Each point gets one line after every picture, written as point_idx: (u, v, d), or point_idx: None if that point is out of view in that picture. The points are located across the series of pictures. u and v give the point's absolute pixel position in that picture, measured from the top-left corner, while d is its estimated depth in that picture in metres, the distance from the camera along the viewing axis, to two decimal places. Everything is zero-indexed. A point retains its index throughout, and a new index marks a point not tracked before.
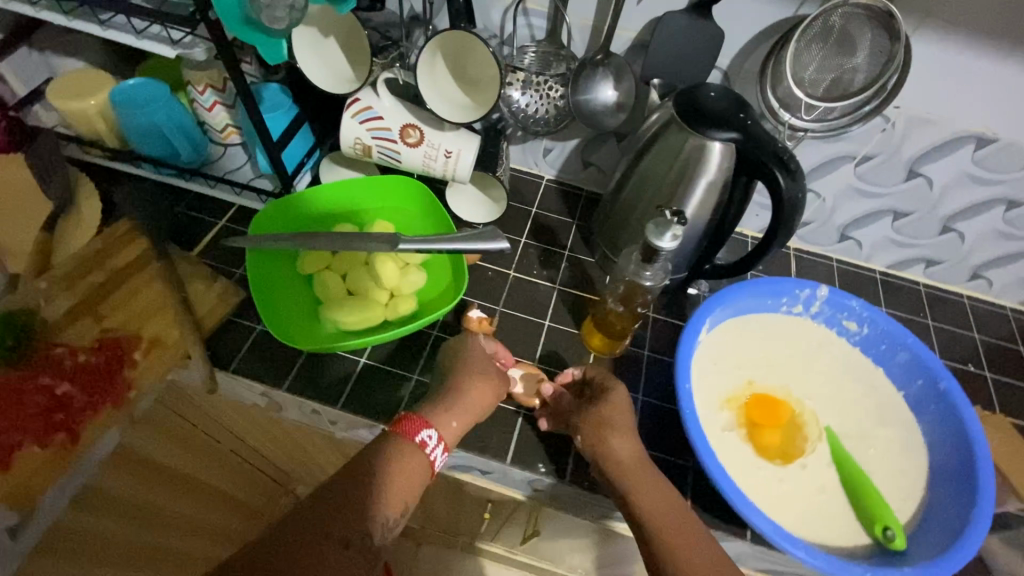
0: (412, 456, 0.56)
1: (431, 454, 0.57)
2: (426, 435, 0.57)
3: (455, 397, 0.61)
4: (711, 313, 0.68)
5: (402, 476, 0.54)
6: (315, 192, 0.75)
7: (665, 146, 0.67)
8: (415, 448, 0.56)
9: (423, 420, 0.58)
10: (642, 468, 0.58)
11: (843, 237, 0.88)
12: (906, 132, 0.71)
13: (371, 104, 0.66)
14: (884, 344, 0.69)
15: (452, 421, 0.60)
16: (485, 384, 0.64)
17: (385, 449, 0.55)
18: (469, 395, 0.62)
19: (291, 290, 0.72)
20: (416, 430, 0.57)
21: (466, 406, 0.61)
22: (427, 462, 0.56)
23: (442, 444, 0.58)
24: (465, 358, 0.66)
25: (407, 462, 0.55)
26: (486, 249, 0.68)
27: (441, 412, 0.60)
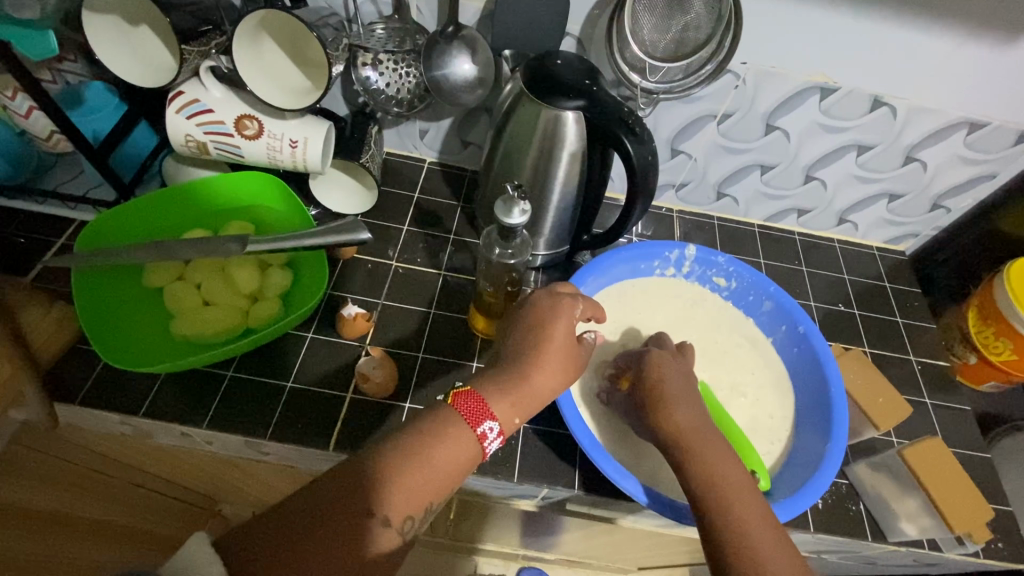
0: (466, 439, 0.50)
1: (488, 445, 0.51)
2: (489, 425, 0.51)
3: (526, 386, 0.54)
4: (584, 283, 0.68)
5: (454, 454, 0.49)
6: (156, 199, 0.69)
7: (522, 118, 0.66)
8: (472, 439, 0.50)
9: (486, 405, 0.52)
10: (703, 438, 0.51)
11: (720, 195, 0.90)
12: (758, 86, 0.73)
13: (198, 96, 0.60)
14: (751, 295, 0.71)
15: (517, 418, 0.53)
16: (563, 365, 0.56)
17: (436, 424, 0.50)
18: (535, 382, 0.54)
19: (143, 307, 0.66)
20: (478, 418, 0.51)
21: (531, 391, 0.54)
22: (480, 448, 0.51)
23: (501, 438, 0.52)
24: (544, 326, 0.56)
25: (459, 443, 0.50)
26: (346, 242, 0.64)
27: (501, 396, 0.53)
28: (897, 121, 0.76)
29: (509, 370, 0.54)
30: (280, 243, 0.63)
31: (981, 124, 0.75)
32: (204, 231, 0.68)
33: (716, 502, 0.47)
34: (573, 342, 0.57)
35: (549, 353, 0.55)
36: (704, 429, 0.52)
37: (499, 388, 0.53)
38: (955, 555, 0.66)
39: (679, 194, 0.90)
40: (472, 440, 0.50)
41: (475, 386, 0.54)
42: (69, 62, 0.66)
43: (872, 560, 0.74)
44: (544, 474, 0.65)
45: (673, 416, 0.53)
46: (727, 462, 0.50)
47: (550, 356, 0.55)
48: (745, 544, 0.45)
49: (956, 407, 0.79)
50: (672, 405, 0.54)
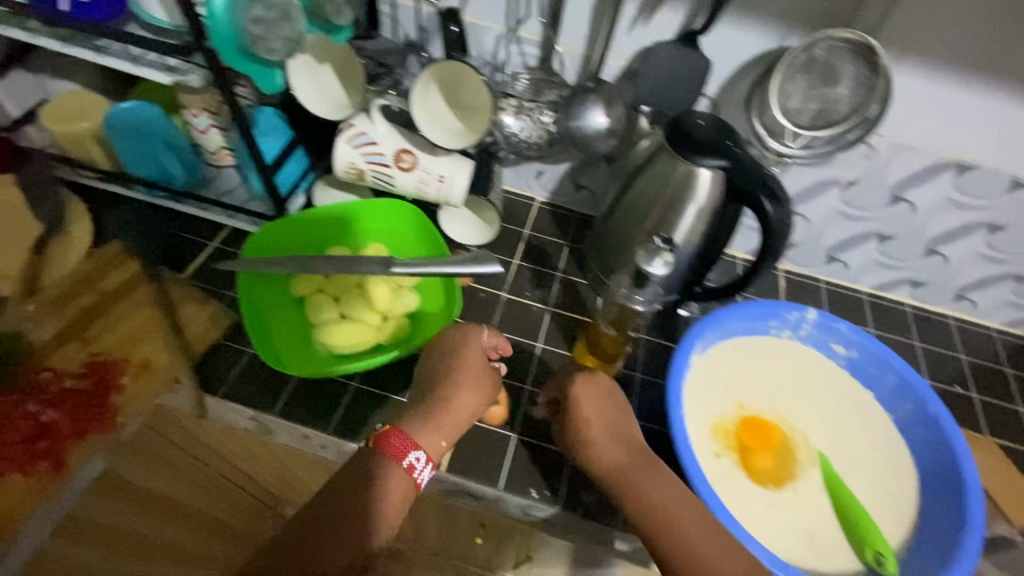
0: (397, 479, 0.52)
1: (419, 475, 0.54)
2: (416, 456, 0.54)
3: (445, 405, 0.59)
4: (704, 335, 0.68)
5: (396, 496, 0.52)
6: (307, 215, 0.75)
7: (657, 171, 0.68)
8: (407, 482, 0.53)
9: (411, 441, 0.54)
10: (643, 468, 0.57)
11: (831, 260, 0.89)
12: (889, 159, 0.73)
13: (366, 129, 0.66)
14: (873, 367, 0.70)
15: (441, 440, 0.57)
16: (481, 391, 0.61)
17: (368, 473, 0.52)
18: (456, 404, 0.59)
19: (286, 314, 0.72)
20: (403, 453, 0.53)
21: (454, 418, 0.58)
22: (415, 483, 0.54)
23: (431, 465, 0.55)
24: (456, 359, 0.62)
25: (394, 484, 0.52)
26: (477, 272, 0.67)
27: (424, 429, 0.57)
28: None
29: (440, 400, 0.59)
30: (424, 269, 0.67)
31: None
32: (346, 248, 0.73)
33: (675, 541, 0.51)
34: (488, 369, 0.63)
35: (464, 377, 0.61)
36: (639, 465, 0.57)
37: (429, 422, 0.57)
38: None
39: (787, 253, 0.90)
40: (402, 474, 0.53)
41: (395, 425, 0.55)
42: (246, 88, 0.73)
43: None
44: None
45: (596, 455, 0.58)
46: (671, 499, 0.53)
47: (466, 384, 0.60)
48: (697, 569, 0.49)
49: None
50: (593, 437, 0.59)
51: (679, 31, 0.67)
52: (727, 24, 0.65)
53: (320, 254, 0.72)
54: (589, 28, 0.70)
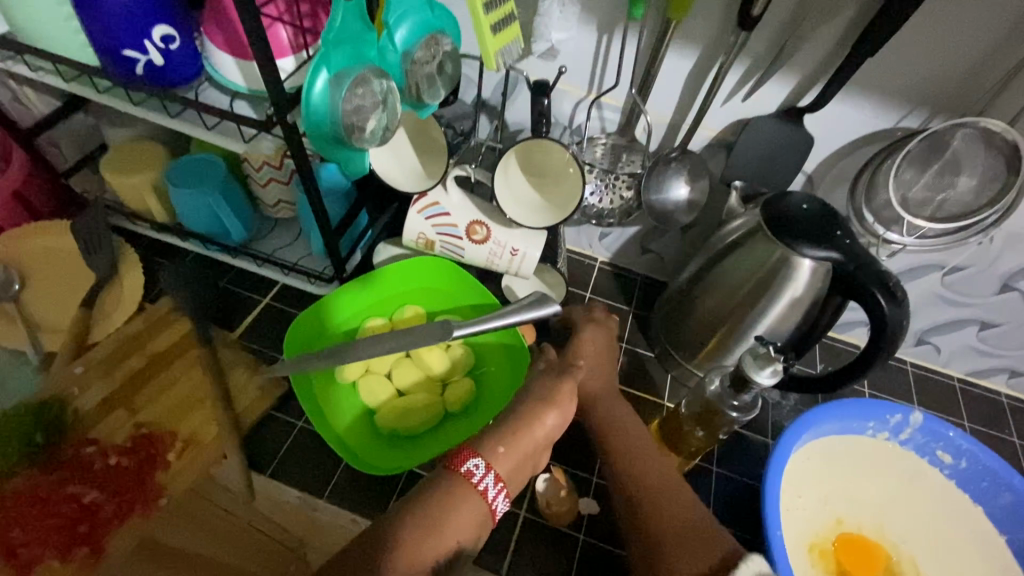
0: (459, 490, 0.47)
1: (480, 482, 0.48)
2: (474, 462, 0.49)
3: (515, 425, 0.52)
4: (799, 439, 0.61)
5: (463, 521, 0.46)
6: (354, 285, 0.69)
7: (748, 254, 0.63)
8: (472, 496, 0.47)
9: (469, 448, 0.50)
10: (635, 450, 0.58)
11: (920, 342, 0.82)
12: (1005, 247, 0.66)
13: (438, 199, 0.62)
14: (985, 482, 0.62)
15: (501, 447, 0.50)
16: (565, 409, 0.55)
17: (428, 484, 0.48)
18: (524, 426, 0.52)
19: (338, 391, 0.67)
20: (461, 458, 0.49)
21: (517, 432, 0.52)
22: (481, 496, 0.48)
23: (493, 473, 0.49)
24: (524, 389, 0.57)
25: (455, 497, 0.47)
26: (537, 315, 0.64)
27: (491, 440, 0.51)
28: None
29: (513, 420, 0.53)
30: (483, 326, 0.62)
31: None
32: (383, 320, 0.70)
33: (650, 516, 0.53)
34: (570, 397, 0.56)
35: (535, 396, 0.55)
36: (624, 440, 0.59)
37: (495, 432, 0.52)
38: None
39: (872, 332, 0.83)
40: (461, 482, 0.48)
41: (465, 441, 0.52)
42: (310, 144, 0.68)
43: None
44: None
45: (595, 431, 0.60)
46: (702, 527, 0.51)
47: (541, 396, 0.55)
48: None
49: None
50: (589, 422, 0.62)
51: (780, 106, 0.62)
52: (836, 103, 0.60)
53: (361, 332, 0.68)
54: (679, 98, 0.66)
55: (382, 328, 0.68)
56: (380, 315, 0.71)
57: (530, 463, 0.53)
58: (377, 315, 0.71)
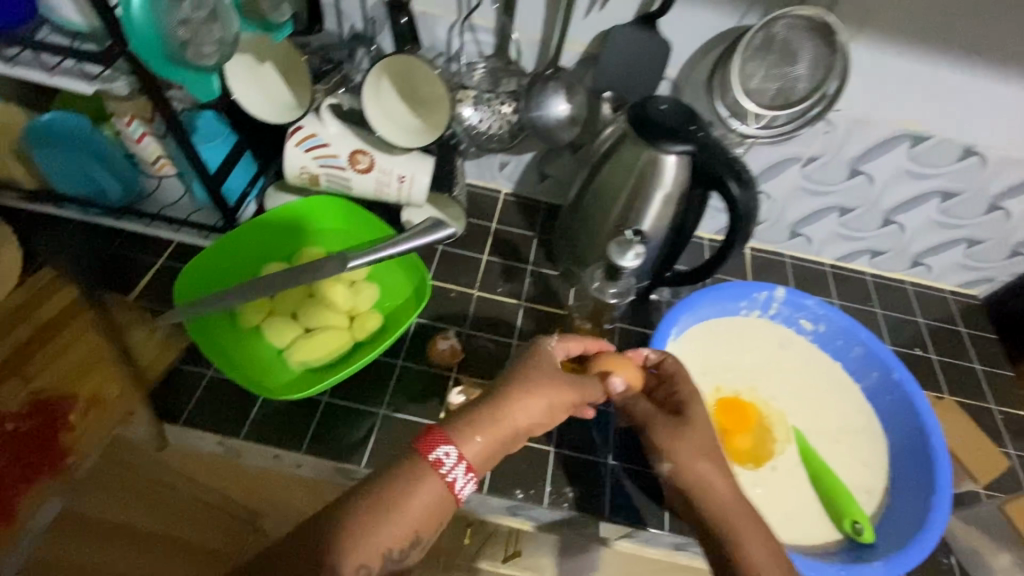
0: (425, 478, 0.46)
1: (448, 474, 0.47)
2: (444, 450, 0.47)
3: (502, 412, 0.50)
4: (677, 321, 0.69)
5: (426, 506, 0.45)
6: (248, 231, 0.69)
7: (621, 160, 0.67)
8: (436, 484, 0.46)
9: (444, 433, 0.48)
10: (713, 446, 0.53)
11: (794, 235, 0.90)
12: (848, 133, 0.74)
13: (315, 131, 0.63)
14: (840, 340, 0.71)
15: (478, 436, 0.49)
16: (556, 398, 0.52)
17: (400, 478, 0.46)
18: (511, 414, 0.50)
19: (244, 338, 0.67)
20: (432, 444, 0.47)
21: (500, 422, 0.50)
22: (449, 485, 0.47)
23: (464, 465, 0.47)
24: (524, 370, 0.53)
25: (420, 488, 0.46)
26: (434, 239, 0.68)
27: (469, 427, 0.49)
28: (986, 170, 0.76)
29: (493, 403, 0.51)
30: (379, 254, 0.66)
31: None
32: (282, 262, 0.69)
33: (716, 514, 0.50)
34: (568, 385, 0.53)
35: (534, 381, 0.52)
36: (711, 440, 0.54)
37: (470, 420, 0.50)
38: None
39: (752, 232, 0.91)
40: (426, 469, 0.46)
41: (447, 421, 0.50)
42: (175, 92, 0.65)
43: None
44: (632, 514, 0.65)
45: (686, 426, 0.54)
46: (746, 525, 0.50)
47: (534, 383, 0.52)
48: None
49: None
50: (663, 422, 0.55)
51: (636, 13, 0.66)
52: (684, 5, 0.64)
53: (258, 274, 0.68)
54: (544, 14, 0.68)
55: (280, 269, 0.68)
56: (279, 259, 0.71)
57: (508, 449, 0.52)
58: (276, 258, 0.70)
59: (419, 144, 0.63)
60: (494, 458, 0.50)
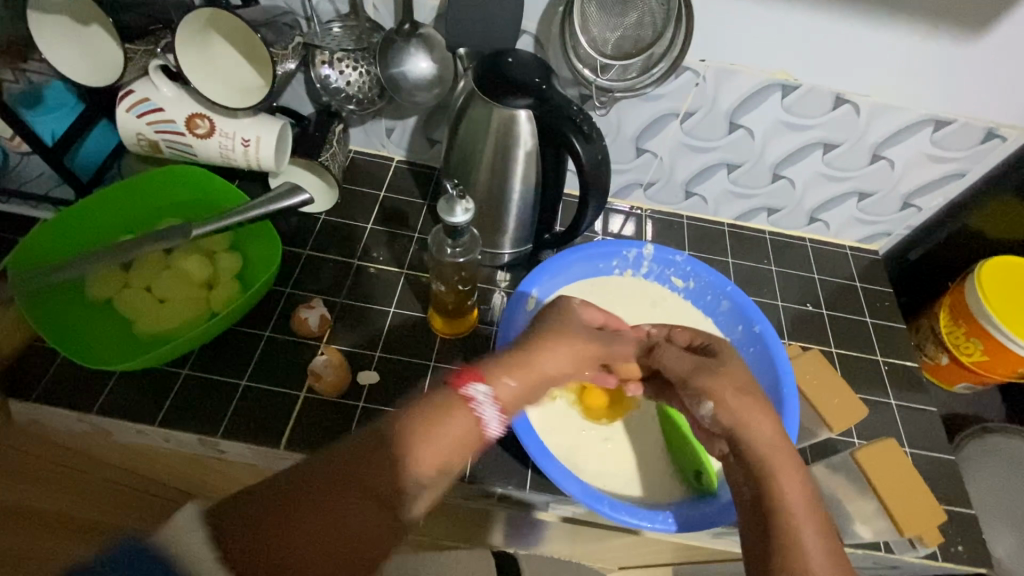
0: (460, 413, 0.43)
1: (482, 411, 0.44)
2: (480, 390, 0.45)
3: (531, 360, 0.49)
4: (541, 282, 0.68)
5: (456, 439, 0.42)
6: (100, 203, 0.69)
7: (474, 117, 0.66)
8: (469, 420, 0.43)
9: (477, 373, 0.46)
10: (743, 398, 0.50)
11: (689, 194, 0.89)
12: (719, 84, 0.73)
13: (147, 95, 0.61)
14: (709, 294, 0.71)
15: (510, 380, 0.47)
16: (580, 352, 0.52)
17: (432, 412, 0.42)
18: (542, 362, 0.49)
19: (96, 312, 0.66)
20: (467, 381, 0.45)
21: (531, 369, 0.48)
22: (480, 424, 0.43)
23: (497, 405, 0.45)
24: (562, 327, 0.53)
25: (457, 421, 0.43)
26: (286, 206, 0.67)
27: (499, 372, 0.47)
28: (861, 119, 0.76)
29: (523, 353, 0.49)
30: (225, 222, 0.65)
31: (947, 121, 0.75)
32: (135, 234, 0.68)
33: (756, 459, 0.46)
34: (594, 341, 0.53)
35: (564, 337, 0.52)
36: (738, 390, 0.51)
37: (505, 364, 0.48)
38: (910, 557, 0.67)
39: (647, 192, 0.89)
40: (461, 403, 0.44)
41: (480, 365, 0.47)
42: (34, 62, 0.65)
43: None
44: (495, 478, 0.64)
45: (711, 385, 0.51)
46: (785, 460, 0.46)
47: (563, 336, 0.52)
48: (811, 550, 0.41)
49: (921, 408, 0.78)
50: (705, 375, 0.52)
51: None
52: None
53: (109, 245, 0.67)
54: None
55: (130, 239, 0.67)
56: (135, 232, 0.70)
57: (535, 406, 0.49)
58: (130, 232, 0.69)
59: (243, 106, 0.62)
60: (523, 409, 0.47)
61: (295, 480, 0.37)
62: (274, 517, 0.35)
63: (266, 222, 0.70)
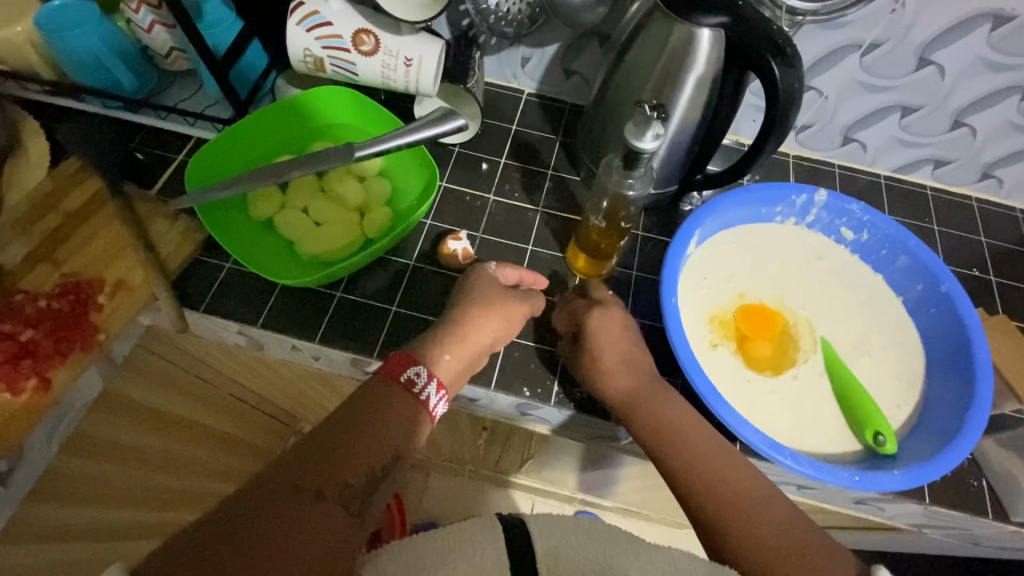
0: (400, 397, 0.49)
1: (422, 391, 0.50)
2: (414, 371, 0.50)
3: (458, 332, 0.56)
4: (702, 223, 0.64)
5: (402, 422, 0.48)
6: (255, 124, 0.69)
7: (649, 40, 0.61)
8: (414, 403, 0.49)
9: (409, 357, 0.51)
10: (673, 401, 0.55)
11: (846, 140, 0.81)
12: (916, 11, 0.65)
13: (318, 8, 0.60)
14: (884, 249, 0.65)
15: (445, 354, 0.54)
16: (505, 315, 0.59)
17: (372, 404, 0.48)
18: (470, 332, 0.56)
19: (257, 233, 0.68)
20: (400, 368, 0.50)
21: (461, 338, 0.55)
22: (422, 402, 0.50)
23: (436, 381, 0.51)
24: (476, 301, 0.58)
25: (399, 405, 0.48)
26: (443, 131, 0.65)
27: (436, 349, 0.54)
28: None
29: (452, 324, 0.56)
30: (385, 143, 0.63)
31: None
32: (292, 154, 0.68)
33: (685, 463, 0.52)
34: (506, 300, 0.60)
35: (489, 309, 0.58)
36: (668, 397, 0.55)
37: (437, 341, 0.55)
38: None
39: (799, 136, 0.82)
40: (398, 388, 0.49)
41: (406, 350, 0.53)
42: None
43: (979, 539, 0.69)
44: None
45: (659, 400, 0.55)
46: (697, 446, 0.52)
47: (481, 304, 0.58)
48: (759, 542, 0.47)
49: None
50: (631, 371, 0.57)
51: None
52: None
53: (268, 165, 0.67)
54: None
55: (288, 160, 0.67)
56: (289, 153, 0.70)
57: (471, 371, 0.57)
58: (286, 152, 0.69)
59: (420, 19, 0.59)
60: (458, 377, 0.55)
61: (241, 503, 0.40)
62: (239, 536, 0.38)
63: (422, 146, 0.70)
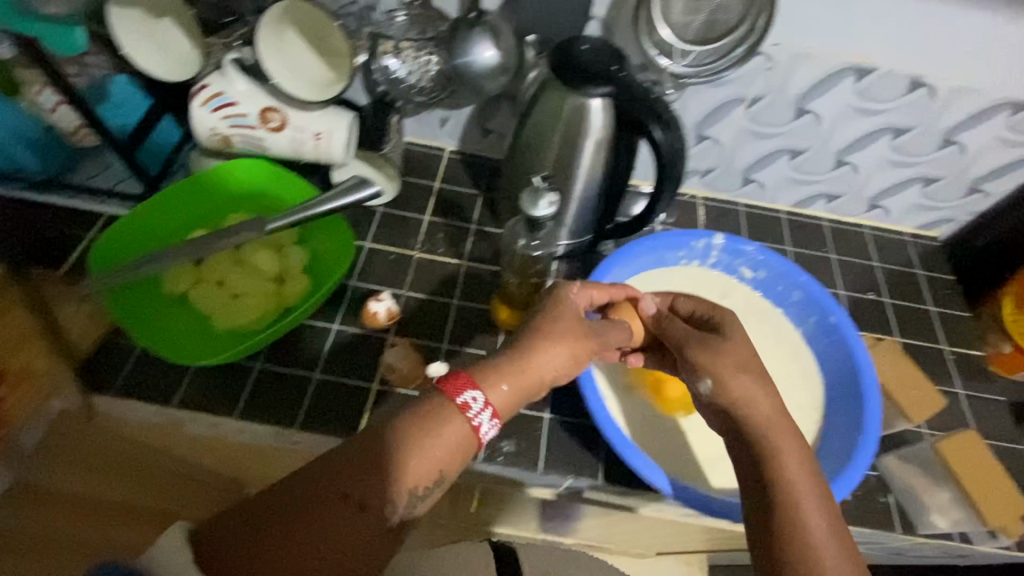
0: (453, 418, 0.45)
1: (475, 416, 0.45)
2: (472, 395, 0.46)
3: (529, 364, 0.49)
4: (610, 273, 0.67)
5: (450, 449, 0.44)
6: (164, 200, 0.69)
7: (545, 106, 0.65)
8: (465, 427, 0.45)
9: (469, 379, 0.47)
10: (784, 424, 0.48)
11: (746, 180, 0.87)
12: (787, 69, 0.72)
13: (221, 89, 0.62)
14: (780, 285, 0.70)
15: (503, 384, 0.48)
16: (578, 347, 0.51)
17: (427, 419, 0.45)
18: (536, 360, 0.49)
19: (171, 309, 0.67)
20: (458, 389, 0.46)
21: (520, 366, 0.49)
22: (473, 427, 0.45)
23: (491, 411, 0.46)
24: (546, 327, 0.51)
25: (450, 429, 0.45)
26: (359, 198, 0.67)
27: (504, 373, 0.48)
28: (936, 103, 0.74)
29: (513, 348, 0.50)
30: (297, 216, 0.65)
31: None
32: (206, 229, 0.68)
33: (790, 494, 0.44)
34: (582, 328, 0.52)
35: (566, 323, 0.52)
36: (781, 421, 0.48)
37: (496, 366, 0.48)
38: (988, 548, 0.65)
39: (704, 180, 0.88)
40: (454, 411, 0.45)
41: (472, 369, 0.48)
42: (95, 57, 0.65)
43: (897, 551, 0.73)
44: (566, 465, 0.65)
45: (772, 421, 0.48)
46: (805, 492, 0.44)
47: (557, 329, 0.51)
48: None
49: (989, 397, 0.77)
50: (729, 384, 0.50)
51: None
52: None
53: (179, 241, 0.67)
54: None
55: (200, 236, 0.67)
56: (203, 227, 0.70)
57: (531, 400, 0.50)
58: (199, 226, 0.69)
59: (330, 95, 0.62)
60: (517, 406, 0.49)
61: (280, 495, 0.42)
62: (268, 527, 0.40)
63: (339, 218, 0.71)
